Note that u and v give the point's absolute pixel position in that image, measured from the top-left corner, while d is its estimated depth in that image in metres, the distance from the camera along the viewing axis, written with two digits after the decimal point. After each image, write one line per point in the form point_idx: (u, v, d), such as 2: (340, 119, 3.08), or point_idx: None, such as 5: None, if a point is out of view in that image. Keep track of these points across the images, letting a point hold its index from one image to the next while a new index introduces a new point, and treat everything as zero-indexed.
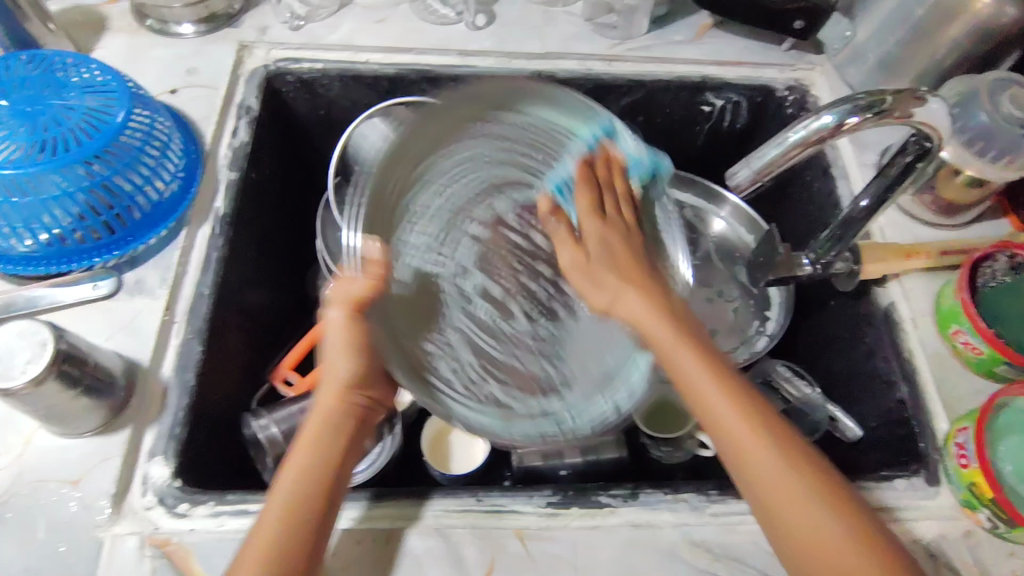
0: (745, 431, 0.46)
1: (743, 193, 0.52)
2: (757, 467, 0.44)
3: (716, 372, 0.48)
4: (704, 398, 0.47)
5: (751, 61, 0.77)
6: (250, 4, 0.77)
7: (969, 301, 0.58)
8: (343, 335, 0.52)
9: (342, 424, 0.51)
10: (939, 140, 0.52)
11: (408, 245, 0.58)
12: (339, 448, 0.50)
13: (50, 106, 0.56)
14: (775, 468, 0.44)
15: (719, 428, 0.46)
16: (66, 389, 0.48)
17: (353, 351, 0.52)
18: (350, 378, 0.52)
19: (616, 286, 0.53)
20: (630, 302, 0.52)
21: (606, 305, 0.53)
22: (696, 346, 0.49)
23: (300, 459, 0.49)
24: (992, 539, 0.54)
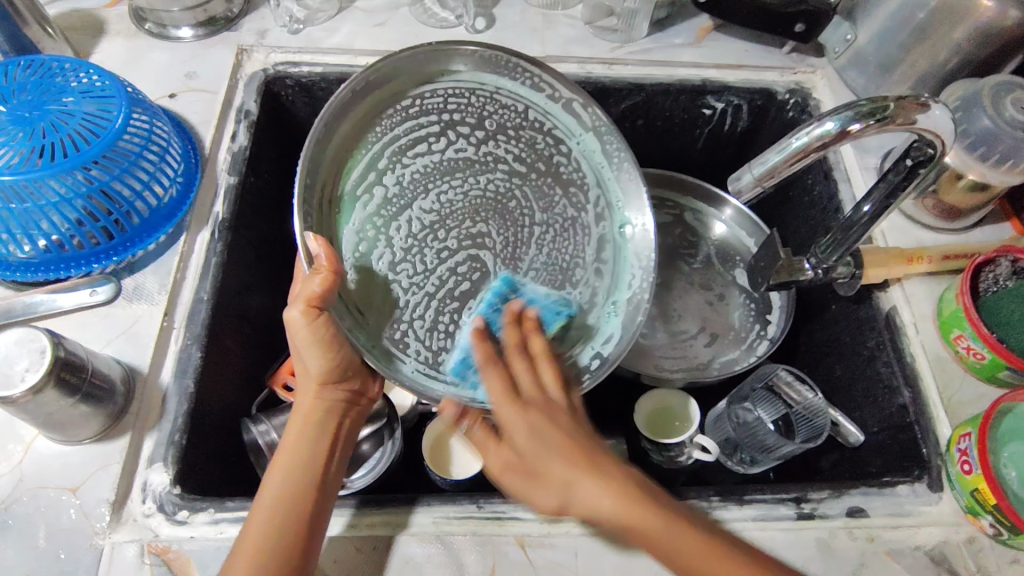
0: (691, 539, 0.46)
1: (745, 199, 0.52)
2: (722, 572, 0.45)
3: (584, 467, 0.48)
4: (585, 509, 0.47)
5: (752, 64, 0.77)
6: (249, 7, 0.76)
7: (972, 307, 0.58)
8: (309, 333, 0.52)
9: (323, 415, 0.56)
10: (943, 146, 0.52)
11: (355, 230, 0.55)
12: (320, 447, 0.54)
13: (48, 112, 0.56)
14: (683, 540, 0.46)
15: (615, 523, 0.47)
16: (65, 397, 0.48)
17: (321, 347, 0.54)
18: (326, 376, 0.56)
19: (564, 476, 0.48)
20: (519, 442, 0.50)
21: (555, 507, 0.48)
22: (560, 438, 0.49)
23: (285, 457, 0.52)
24: (996, 545, 0.54)
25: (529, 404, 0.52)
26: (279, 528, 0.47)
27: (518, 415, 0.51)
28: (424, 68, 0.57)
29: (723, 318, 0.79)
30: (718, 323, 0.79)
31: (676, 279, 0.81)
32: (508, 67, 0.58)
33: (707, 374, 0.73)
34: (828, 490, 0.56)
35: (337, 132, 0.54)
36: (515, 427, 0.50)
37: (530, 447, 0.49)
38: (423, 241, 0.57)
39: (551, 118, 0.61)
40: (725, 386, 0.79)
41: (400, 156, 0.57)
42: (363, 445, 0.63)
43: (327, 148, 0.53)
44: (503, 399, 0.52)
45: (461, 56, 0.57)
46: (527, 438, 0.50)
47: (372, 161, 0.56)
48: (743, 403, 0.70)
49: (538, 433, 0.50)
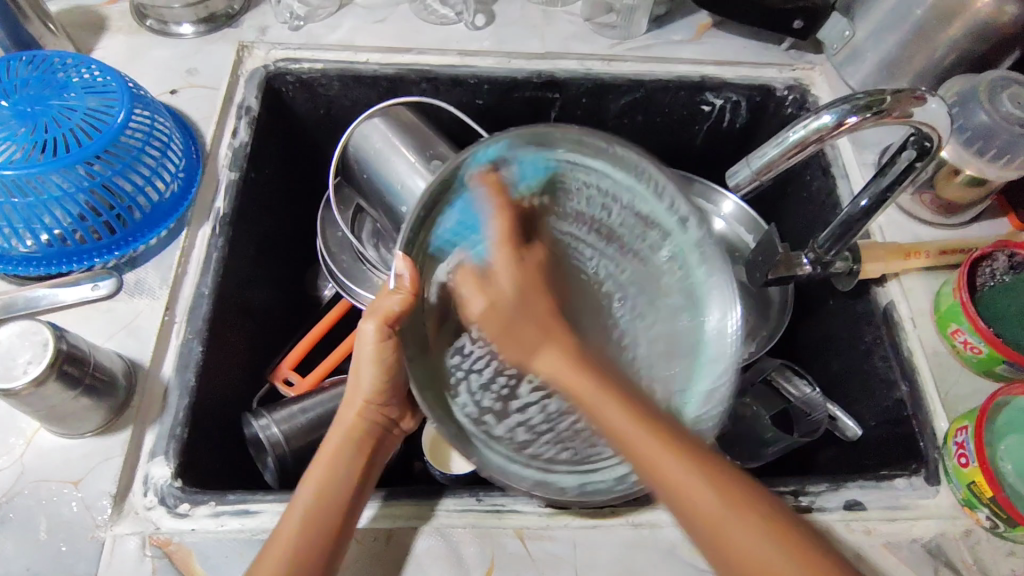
0: (654, 441, 0.44)
1: (742, 193, 0.52)
2: (668, 471, 0.42)
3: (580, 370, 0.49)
4: (590, 411, 0.47)
5: (751, 60, 0.78)
6: (250, 4, 0.77)
7: (969, 301, 0.58)
8: (371, 349, 0.52)
9: (361, 438, 0.55)
10: (939, 140, 0.52)
11: (443, 266, 0.53)
12: (357, 465, 0.53)
13: (51, 107, 0.56)
14: (682, 474, 0.42)
15: (614, 434, 0.45)
16: (67, 390, 0.48)
17: (380, 364, 0.54)
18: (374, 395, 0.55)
19: (538, 340, 0.52)
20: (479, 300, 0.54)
21: (524, 360, 0.53)
22: (541, 300, 0.55)
23: (320, 472, 0.51)
24: (992, 538, 0.54)
25: (527, 268, 0.55)
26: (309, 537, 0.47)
27: (512, 270, 0.54)
28: (577, 144, 0.50)
29: None
30: None
31: None
32: (639, 171, 0.51)
33: None
34: (825, 483, 0.56)
35: (470, 171, 0.49)
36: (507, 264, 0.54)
37: (511, 298, 0.54)
38: (510, 289, 0.55)
39: (681, 244, 0.53)
40: None
41: (519, 222, 0.54)
42: None
43: (451, 183, 0.48)
44: (506, 260, 0.54)
45: (610, 155, 0.51)
46: (513, 292, 0.54)
47: (496, 226, 0.52)
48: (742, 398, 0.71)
49: (526, 295, 0.55)
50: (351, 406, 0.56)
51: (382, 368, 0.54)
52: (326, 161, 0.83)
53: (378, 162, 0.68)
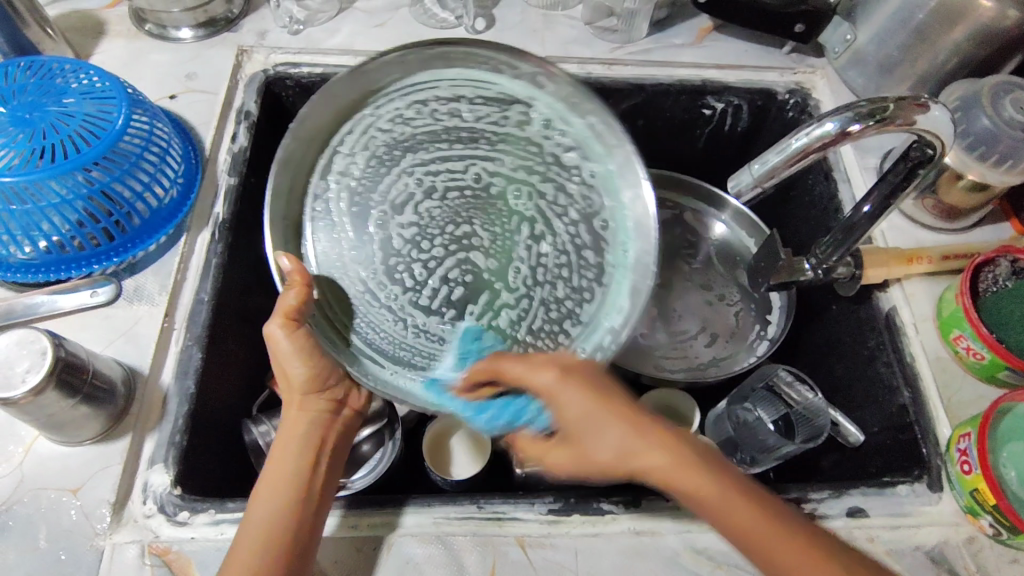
0: (701, 483, 0.47)
1: (744, 201, 0.52)
2: (718, 507, 0.46)
3: (670, 442, 0.48)
4: (652, 471, 0.48)
5: (752, 64, 0.77)
6: (249, 8, 0.77)
7: (971, 307, 0.58)
8: (288, 347, 0.54)
9: (308, 432, 0.55)
10: (942, 148, 0.52)
11: (324, 219, 0.57)
12: (303, 457, 0.53)
13: (49, 113, 0.56)
14: (724, 497, 0.46)
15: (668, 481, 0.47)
16: (66, 398, 0.48)
17: (309, 355, 0.55)
18: (307, 382, 0.56)
19: (610, 442, 0.48)
20: (595, 436, 0.49)
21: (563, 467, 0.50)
22: (598, 403, 0.49)
23: (271, 481, 0.51)
24: (995, 545, 0.54)
25: (574, 372, 0.50)
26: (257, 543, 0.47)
27: (559, 381, 0.50)
28: (427, 60, 0.58)
29: (723, 319, 0.79)
30: (719, 324, 0.78)
31: (676, 280, 0.81)
32: (496, 64, 0.58)
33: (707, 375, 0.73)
34: (828, 490, 0.56)
35: (343, 97, 0.57)
36: (546, 372, 0.50)
37: (574, 415, 0.49)
38: (423, 228, 0.58)
39: (490, 147, 0.60)
40: (726, 387, 0.79)
41: (414, 165, 0.59)
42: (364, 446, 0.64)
43: (309, 122, 0.56)
44: (552, 377, 0.50)
45: (474, 55, 0.58)
46: (575, 408, 0.49)
47: (378, 123, 0.59)
48: (742, 402, 0.71)
49: (587, 405, 0.49)
50: (291, 398, 0.56)
51: (306, 357, 0.55)
52: None
53: None
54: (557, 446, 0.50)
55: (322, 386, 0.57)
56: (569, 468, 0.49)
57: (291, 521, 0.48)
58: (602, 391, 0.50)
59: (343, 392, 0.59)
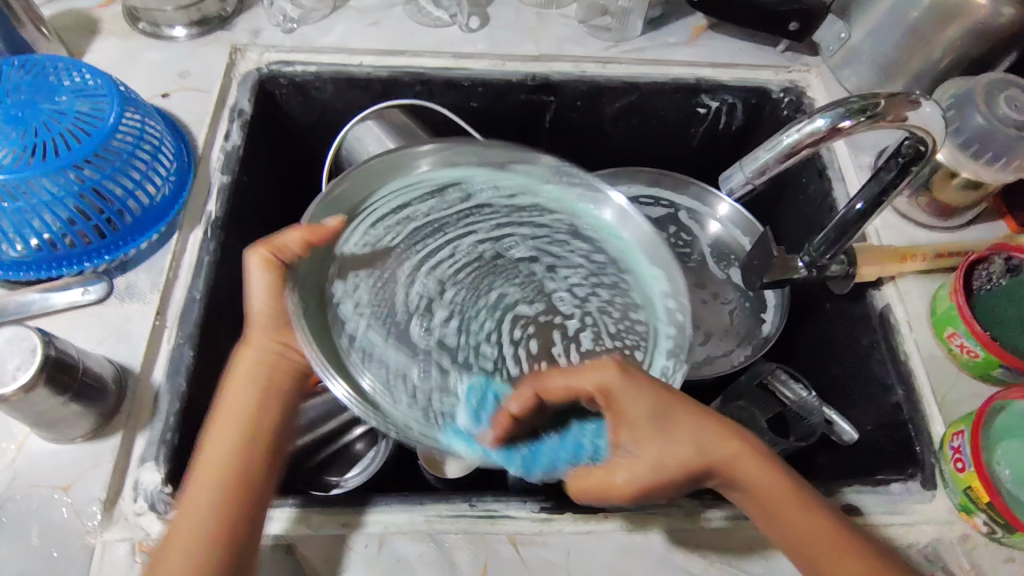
0: (777, 488, 0.46)
1: (736, 198, 0.52)
2: (802, 523, 0.46)
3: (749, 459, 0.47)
4: (737, 472, 0.47)
5: (746, 63, 0.77)
6: (243, 7, 0.76)
7: (965, 305, 0.58)
8: (264, 281, 0.49)
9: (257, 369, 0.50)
10: (934, 144, 0.52)
11: (353, 311, 0.52)
12: (244, 411, 0.49)
13: (40, 111, 0.56)
14: (804, 511, 0.46)
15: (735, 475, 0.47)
16: (56, 395, 0.48)
17: (278, 288, 0.50)
18: (270, 320, 0.50)
19: (682, 435, 0.46)
20: (641, 444, 0.46)
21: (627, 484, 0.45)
22: (672, 399, 0.47)
23: (224, 413, 0.49)
24: (989, 544, 0.54)
25: (634, 372, 0.47)
26: (212, 506, 0.45)
27: (616, 377, 0.47)
28: (385, 166, 0.56)
29: (718, 316, 0.78)
30: (713, 322, 0.78)
31: None
32: (495, 159, 0.58)
33: (702, 372, 0.72)
34: (822, 488, 0.56)
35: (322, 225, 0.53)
36: (607, 370, 0.47)
37: (644, 418, 0.46)
38: (467, 305, 0.56)
39: (546, 192, 0.59)
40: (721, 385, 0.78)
41: (427, 262, 0.57)
42: (357, 445, 0.66)
43: (319, 259, 0.53)
44: (613, 374, 0.47)
45: (429, 149, 0.57)
46: (643, 411, 0.46)
47: (393, 227, 0.56)
48: (736, 400, 0.72)
49: (659, 399, 0.47)
50: (252, 330, 0.50)
51: (276, 290, 0.50)
52: (319, 163, 0.82)
53: None
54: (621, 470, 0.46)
55: (280, 320, 0.50)
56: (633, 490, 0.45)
57: (243, 461, 0.47)
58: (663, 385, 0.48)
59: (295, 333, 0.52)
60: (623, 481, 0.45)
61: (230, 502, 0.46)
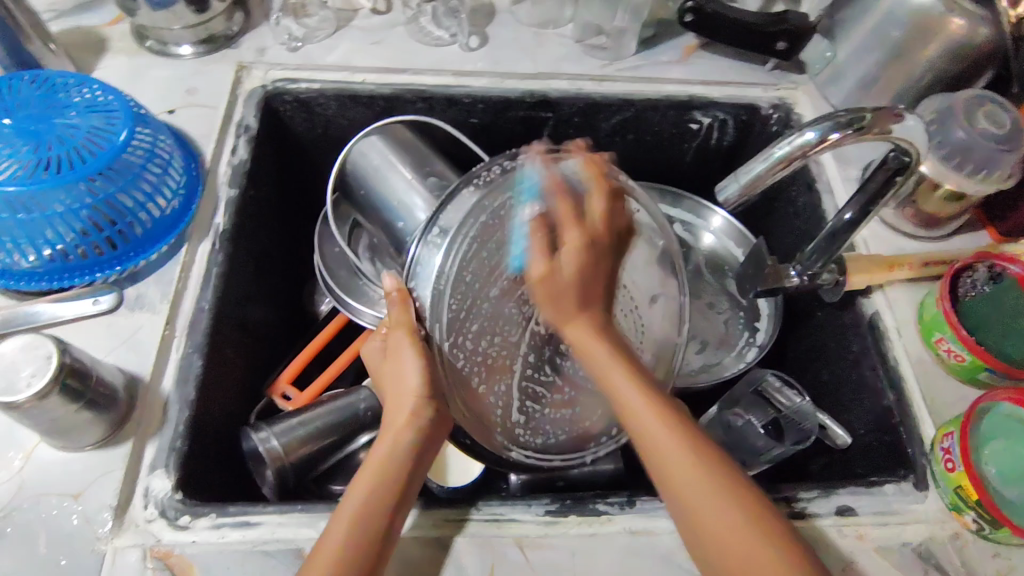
0: (672, 446, 0.48)
1: (732, 208, 0.54)
2: (684, 487, 0.47)
3: (596, 345, 0.53)
4: (639, 434, 0.50)
5: (736, 80, 0.80)
6: (249, 26, 0.79)
7: (951, 311, 0.60)
8: (414, 363, 0.54)
9: (411, 442, 0.53)
10: (916, 155, 0.54)
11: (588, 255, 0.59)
12: (395, 473, 0.51)
13: (54, 125, 0.57)
14: (697, 488, 0.46)
15: (606, 380, 0.53)
16: (70, 403, 0.49)
17: (426, 367, 0.54)
18: (420, 392, 0.54)
19: (573, 310, 0.53)
20: (569, 257, 0.53)
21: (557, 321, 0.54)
22: (574, 304, 0.53)
23: (360, 486, 0.50)
24: (979, 541, 0.56)
25: (584, 233, 0.54)
26: (354, 546, 0.46)
27: (569, 236, 0.53)
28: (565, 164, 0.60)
29: (713, 326, 0.81)
30: (708, 331, 0.80)
31: None
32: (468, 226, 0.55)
33: (699, 382, 0.75)
34: (817, 489, 0.57)
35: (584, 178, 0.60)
36: (574, 232, 0.54)
37: (565, 266, 0.53)
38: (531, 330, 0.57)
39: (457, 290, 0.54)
40: (716, 393, 0.81)
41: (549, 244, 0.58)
42: (361, 453, 0.68)
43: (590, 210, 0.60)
44: (587, 231, 0.54)
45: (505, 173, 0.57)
46: (569, 263, 0.53)
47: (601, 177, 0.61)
48: (732, 407, 0.74)
49: (581, 273, 0.53)
50: (400, 405, 0.54)
51: (426, 374, 0.54)
52: (324, 178, 0.84)
53: (377, 178, 0.70)
54: (550, 248, 0.54)
55: (432, 398, 0.54)
56: (580, 259, 0.53)
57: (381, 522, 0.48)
58: (591, 279, 0.54)
59: (442, 410, 0.55)
60: (547, 267, 0.53)
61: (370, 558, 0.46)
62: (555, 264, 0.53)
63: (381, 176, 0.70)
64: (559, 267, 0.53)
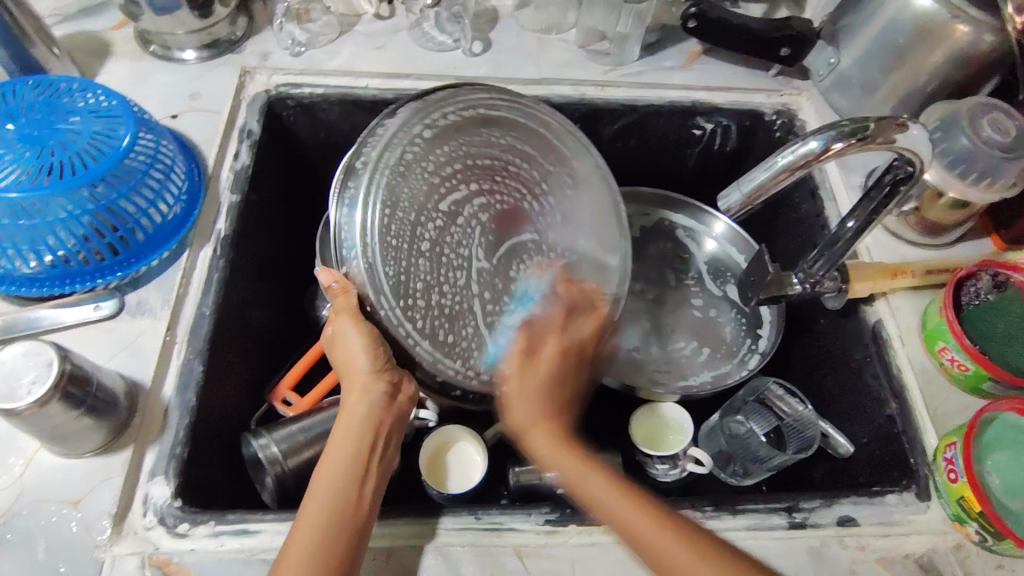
0: (651, 531, 0.47)
1: (734, 217, 0.54)
2: (673, 559, 0.46)
3: (563, 450, 0.54)
4: (610, 516, 0.49)
5: (739, 86, 0.80)
6: (252, 30, 0.79)
7: (955, 319, 0.60)
8: (358, 340, 0.53)
9: (365, 418, 0.53)
10: (921, 165, 0.54)
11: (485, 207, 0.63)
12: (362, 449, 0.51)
13: (56, 131, 0.57)
14: (688, 559, 0.46)
15: (580, 491, 0.51)
16: (70, 410, 0.49)
17: (370, 343, 0.53)
18: (369, 366, 0.54)
19: (535, 415, 0.57)
20: (530, 388, 0.58)
21: (523, 427, 0.56)
22: (541, 404, 0.57)
23: (328, 470, 0.50)
24: (981, 552, 0.55)
25: (533, 368, 0.59)
26: (328, 529, 0.47)
27: (533, 375, 0.59)
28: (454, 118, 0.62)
29: (715, 333, 0.81)
30: (710, 338, 0.80)
31: (668, 297, 0.83)
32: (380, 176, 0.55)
33: (700, 389, 0.74)
34: (819, 500, 0.57)
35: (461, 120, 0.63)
36: (547, 345, 0.61)
37: (522, 407, 0.57)
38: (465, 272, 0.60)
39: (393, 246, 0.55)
40: (719, 400, 0.81)
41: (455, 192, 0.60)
42: None
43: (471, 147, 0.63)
44: (561, 354, 0.61)
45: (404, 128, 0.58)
46: (534, 394, 0.57)
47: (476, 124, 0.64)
48: (734, 415, 0.73)
49: (546, 390, 0.58)
50: (350, 381, 0.54)
51: (370, 350, 0.53)
52: (326, 183, 0.84)
53: None
54: (528, 354, 0.60)
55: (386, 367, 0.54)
56: (558, 368, 0.60)
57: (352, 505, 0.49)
58: (553, 408, 0.58)
59: (396, 377, 0.55)
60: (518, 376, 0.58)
61: (344, 541, 0.47)
62: (533, 375, 0.59)
63: None
64: (540, 358, 0.60)
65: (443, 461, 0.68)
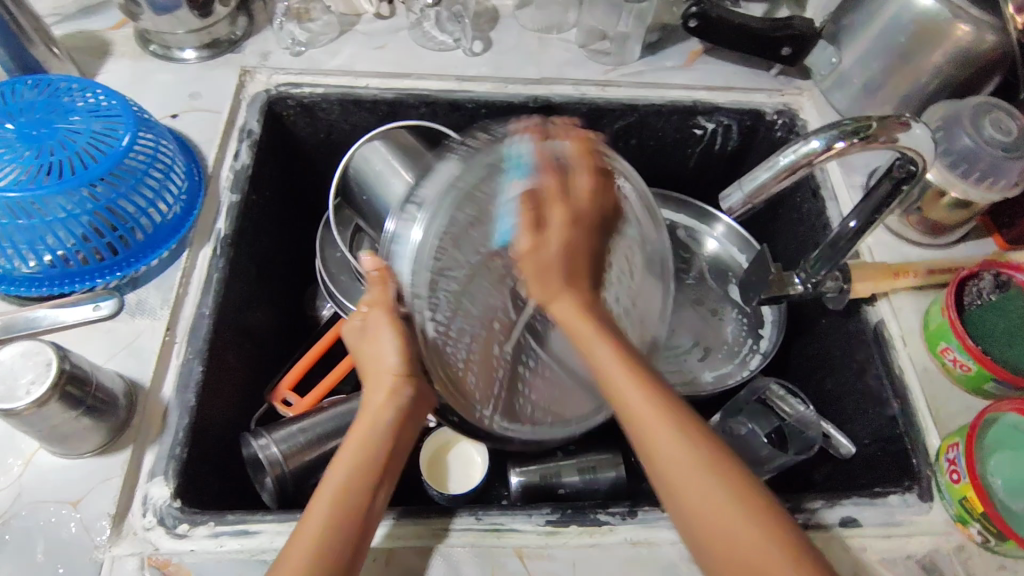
0: (681, 448, 0.44)
1: (736, 216, 0.53)
2: (693, 488, 0.43)
3: (585, 322, 0.52)
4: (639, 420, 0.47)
5: (740, 86, 0.80)
6: (252, 30, 0.79)
7: (957, 320, 0.60)
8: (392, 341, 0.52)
9: (391, 421, 0.51)
10: (924, 164, 0.54)
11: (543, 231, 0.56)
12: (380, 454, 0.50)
13: (56, 130, 0.57)
14: (711, 488, 0.43)
15: (636, 419, 0.47)
16: (68, 410, 0.48)
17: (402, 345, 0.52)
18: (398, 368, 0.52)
19: (559, 283, 0.53)
20: (556, 242, 0.53)
21: (543, 296, 0.53)
22: (581, 258, 0.55)
23: (341, 468, 0.49)
24: (984, 553, 0.55)
25: (579, 223, 0.55)
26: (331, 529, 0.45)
27: (559, 229, 0.54)
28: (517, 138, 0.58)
29: (717, 333, 0.80)
30: (711, 338, 0.80)
31: None
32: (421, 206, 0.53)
33: (701, 389, 0.74)
34: (821, 500, 0.57)
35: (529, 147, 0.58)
36: (556, 213, 0.54)
37: (555, 246, 0.53)
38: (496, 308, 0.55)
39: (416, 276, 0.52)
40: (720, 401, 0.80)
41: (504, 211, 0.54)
42: None
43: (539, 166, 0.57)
44: (577, 221, 0.55)
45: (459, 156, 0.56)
46: (557, 241, 0.53)
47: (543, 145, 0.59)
48: (736, 416, 0.73)
49: (579, 250, 0.54)
50: (379, 380, 0.52)
51: (404, 351, 0.52)
52: (326, 183, 0.84)
53: (380, 183, 0.69)
54: (539, 225, 0.53)
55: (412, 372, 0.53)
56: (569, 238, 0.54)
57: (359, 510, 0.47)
58: (591, 251, 0.56)
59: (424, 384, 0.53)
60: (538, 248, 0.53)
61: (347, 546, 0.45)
62: (544, 246, 0.53)
63: (383, 181, 0.69)
64: (549, 243, 0.53)
65: (444, 463, 0.69)
